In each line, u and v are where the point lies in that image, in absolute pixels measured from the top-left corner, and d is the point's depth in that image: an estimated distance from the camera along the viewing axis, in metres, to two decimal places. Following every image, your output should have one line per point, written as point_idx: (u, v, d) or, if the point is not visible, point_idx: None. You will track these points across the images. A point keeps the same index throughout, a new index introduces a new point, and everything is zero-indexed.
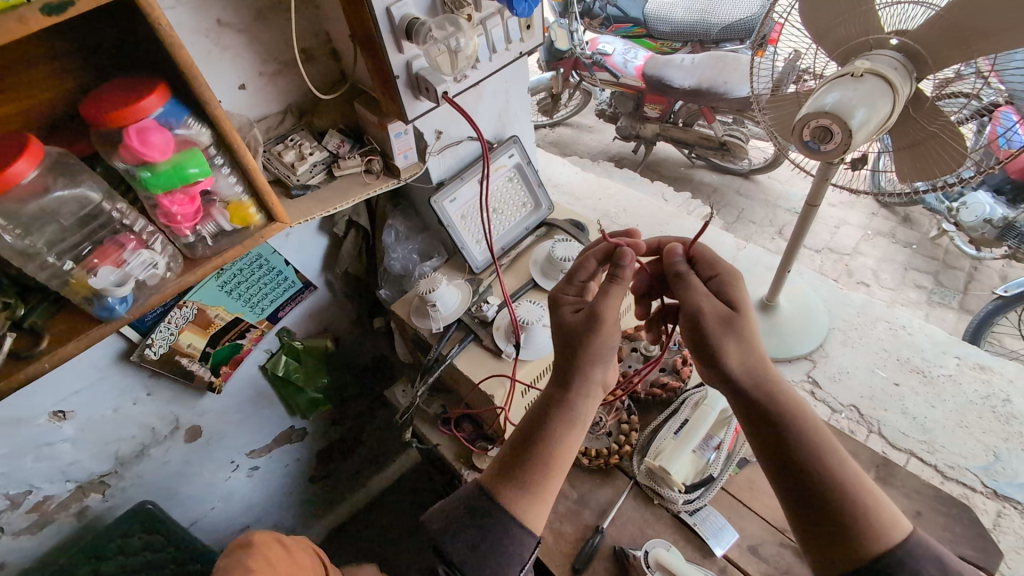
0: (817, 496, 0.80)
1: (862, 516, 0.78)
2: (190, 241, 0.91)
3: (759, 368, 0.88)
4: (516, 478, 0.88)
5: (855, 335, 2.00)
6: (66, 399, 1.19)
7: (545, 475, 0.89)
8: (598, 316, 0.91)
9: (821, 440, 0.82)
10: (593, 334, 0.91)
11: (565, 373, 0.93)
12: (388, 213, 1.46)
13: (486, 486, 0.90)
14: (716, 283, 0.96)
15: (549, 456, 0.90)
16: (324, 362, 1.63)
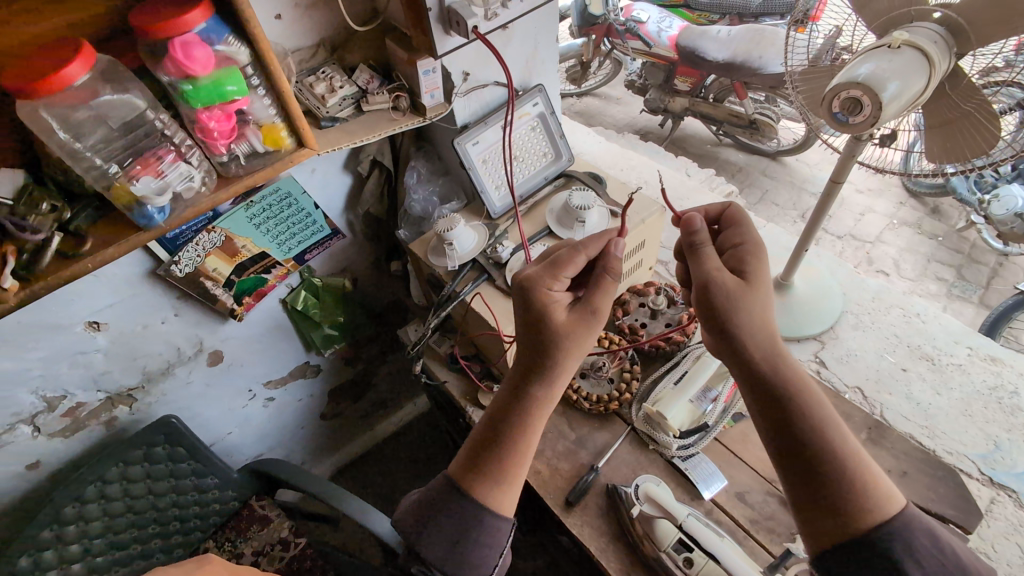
0: (806, 465, 0.81)
1: (864, 489, 0.79)
2: (225, 159, 0.99)
3: (772, 341, 0.87)
4: (488, 472, 0.93)
5: (867, 319, 1.99)
6: (100, 312, 1.25)
7: (517, 466, 0.94)
8: (591, 308, 0.95)
9: (825, 418, 0.82)
10: (583, 326, 0.94)
11: (539, 362, 0.94)
12: (411, 155, 1.50)
13: (462, 480, 0.95)
14: (738, 250, 0.94)
15: (523, 446, 0.95)
16: (341, 302, 1.68)
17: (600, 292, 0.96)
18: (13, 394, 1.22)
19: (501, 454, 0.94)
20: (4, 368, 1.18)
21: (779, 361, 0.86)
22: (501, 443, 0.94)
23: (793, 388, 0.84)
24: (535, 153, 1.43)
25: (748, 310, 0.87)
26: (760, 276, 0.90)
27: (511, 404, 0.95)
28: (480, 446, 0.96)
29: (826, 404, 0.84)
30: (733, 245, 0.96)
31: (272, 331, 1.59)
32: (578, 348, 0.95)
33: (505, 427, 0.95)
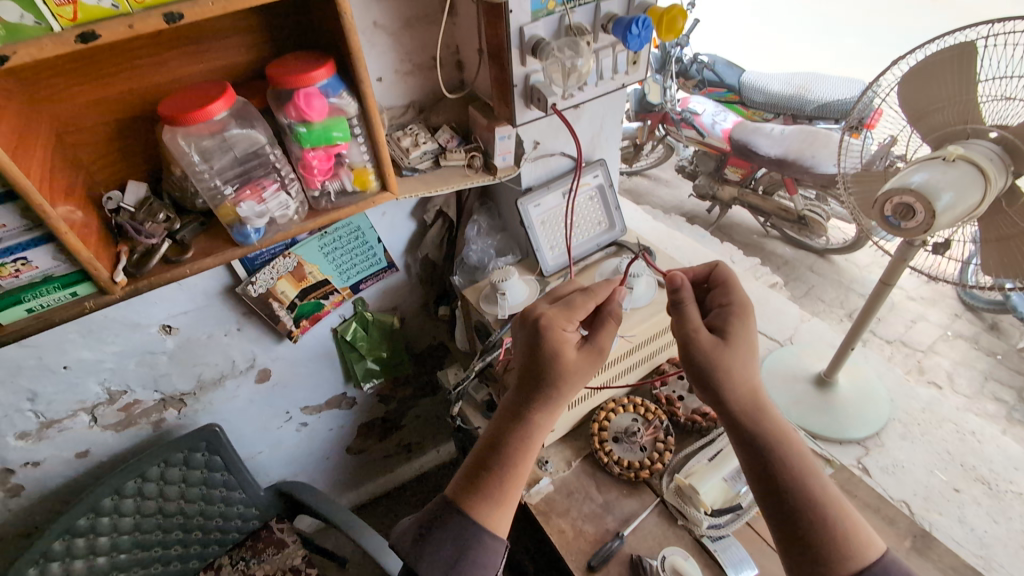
0: (787, 511, 0.87)
1: (842, 536, 0.85)
2: (317, 194, 1.12)
3: (755, 394, 0.94)
4: (490, 494, 0.96)
5: (916, 430, 1.91)
6: (175, 317, 1.36)
7: (513, 490, 0.97)
8: (596, 350, 1.00)
9: (802, 466, 0.90)
10: (591, 365, 0.99)
11: (541, 392, 0.98)
12: (474, 211, 1.62)
13: (463, 501, 0.96)
14: (724, 308, 1.00)
15: (520, 472, 0.98)
16: (387, 337, 1.76)
17: (605, 335, 1.01)
18: (83, 382, 1.32)
19: (500, 478, 0.97)
20: (82, 357, 1.28)
21: (761, 411, 0.93)
22: (500, 467, 0.97)
23: (775, 437, 0.92)
24: (590, 220, 1.52)
25: (735, 363, 0.94)
26: (746, 332, 0.97)
27: (512, 433, 0.98)
28: (480, 469, 0.98)
29: (804, 451, 0.92)
30: (720, 304, 1.02)
31: (320, 357, 1.67)
32: (579, 384, 1.00)
33: (505, 453, 0.98)
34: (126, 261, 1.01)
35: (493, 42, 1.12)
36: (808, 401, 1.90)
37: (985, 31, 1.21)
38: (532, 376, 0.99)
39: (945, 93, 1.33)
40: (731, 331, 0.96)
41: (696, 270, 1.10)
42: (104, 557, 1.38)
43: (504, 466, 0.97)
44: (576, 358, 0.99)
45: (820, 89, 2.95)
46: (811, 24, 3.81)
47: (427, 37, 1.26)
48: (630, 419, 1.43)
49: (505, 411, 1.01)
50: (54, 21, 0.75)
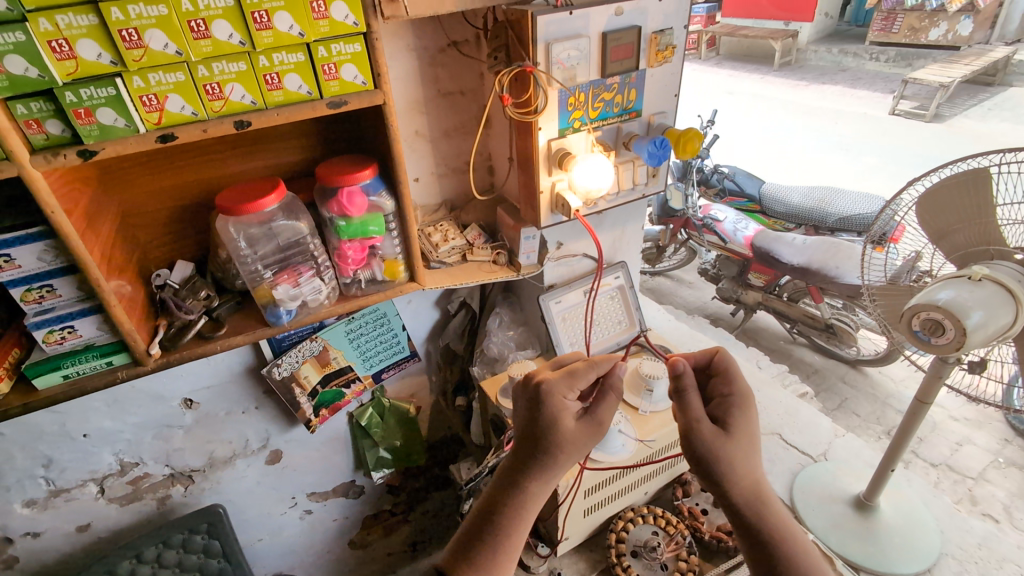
0: None
1: None
2: (348, 281, 1.18)
3: (758, 486, 0.88)
4: (477, 565, 0.87)
5: (973, 571, 1.72)
6: (198, 391, 1.39)
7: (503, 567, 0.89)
8: (596, 424, 0.95)
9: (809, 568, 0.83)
10: (590, 436, 0.94)
11: (538, 461, 0.92)
12: (496, 303, 1.67)
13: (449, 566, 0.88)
14: (727, 394, 0.93)
15: (511, 546, 0.90)
16: (402, 425, 1.74)
17: (606, 409, 0.96)
18: (99, 452, 1.33)
19: (489, 553, 0.88)
20: (103, 426, 1.31)
21: (764, 505, 0.87)
22: (490, 541, 0.89)
23: (778, 536, 0.85)
24: (610, 320, 1.54)
25: (739, 451, 0.88)
26: (749, 421, 0.91)
27: (504, 506, 0.91)
28: (468, 541, 0.90)
29: (810, 553, 0.85)
30: (719, 394, 0.95)
31: (333, 441, 1.66)
32: (578, 456, 0.94)
33: (495, 527, 0.90)
34: (162, 334, 1.06)
35: (522, 152, 1.23)
36: (848, 526, 1.77)
37: (996, 160, 1.26)
38: (527, 445, 0.94)
39: (964, 215, 1.36)
40: (733, 421, 0.90)
41: (695, 356, 1.02)
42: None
43: (494, 539, 0.89)
44: (575, 430, 0.94)
45: (840, 203, 3.04)
46: (829, 142, 4.01)
47: (463, 146, 1.39)
48: (650, 531, 1.34)
49: (499, 480, 0.94)
50: (141, 125, 0.87)
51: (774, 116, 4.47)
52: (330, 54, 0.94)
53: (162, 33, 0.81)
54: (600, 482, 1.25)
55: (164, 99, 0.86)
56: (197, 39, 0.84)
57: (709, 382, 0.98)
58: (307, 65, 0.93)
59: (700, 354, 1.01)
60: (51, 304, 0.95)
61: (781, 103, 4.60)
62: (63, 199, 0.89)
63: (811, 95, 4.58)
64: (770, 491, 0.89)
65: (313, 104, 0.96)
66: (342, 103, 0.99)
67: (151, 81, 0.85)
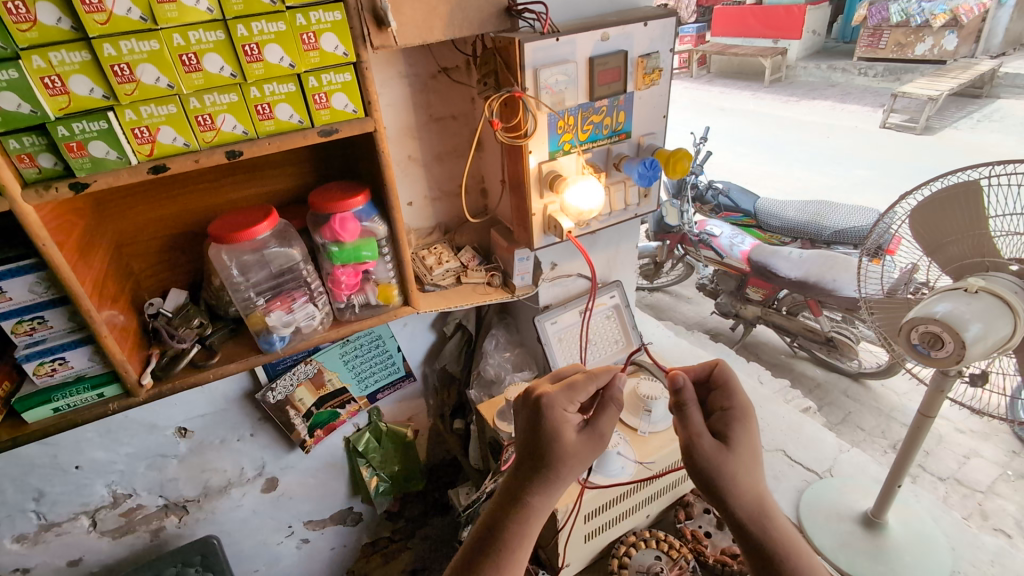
0: None
1: None
2: (342, 305, 1.18)
3: (762, 501, 0.86)
4: None
5: None
6: (192, 420, 1.37)
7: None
8: (597, 435, 0.93)
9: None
10: (592, 446, 0.92)
11: (540, 474, 0.90)
12: (493, 324, 1.66)
13: None
14: (728, 407, 0.92)
15: (514, 565, 0.88)
16: (399, 450, 1.72)
17: (608, 419, 0.94)
18: (91, 483, 1.31)
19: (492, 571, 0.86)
20: (95, 457, 1.29)
21: (769, 519, 0.86)
22: (493, 560, 0.87)
23: (783, 551, 0.83)
24: (607, 339, 1.55)
25: (742, 464, 0.86)
26: (751, 433, 0.89)
27: (505, 522, 0.90)
28: (470, 560, 0.88)
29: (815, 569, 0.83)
30: (719, 408, 0.93)
31: (330, 468, 1.64)
32: (579, 468, 0.92)
33: (497, 543, 0.89)
34: (154, 363, 1.05)
35: (514, 175, 1.24)
36: (858, 544, 1.74)
37: (987, 172, 1.27)
38: (529, 459, 0.92)
39: (958, 227, 1.36)
40: (735, 435, 0.88)
41: (695, 369, 1.01)
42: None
43: (496, 557, 0.87)
44: (575, 443, 0.92)
45: (835, 216, 3.06)
46: (821, 156, 4.05)
47: (456, 170, 1.41)
48: (653, 556, 1.29)
49: (501, 496, 0.93)
50: (133, 156, 0.87)
51: (766, 132, 4.52)
52: (320, 84, 0.95)
53: (154, 67, 0.83)
54: (600, 506, 1.23)
55: (156, 131, 0.87)
56: (189, 73, 0.85)
57: (709, 394, 0.97)
58: (298, 95, 0.94)
59: (698, 368, 1.00)
60: (41, 335, 0.94)
61: (773, 118, 4.65)
62: (55, 230, 0.89)
63: (802, 110, 4.64)
64: (774, 503, 0.88)
65: (305, 133, 0.97)
66: (332, 131, 1.00)
67: (143, 114, 0.85)
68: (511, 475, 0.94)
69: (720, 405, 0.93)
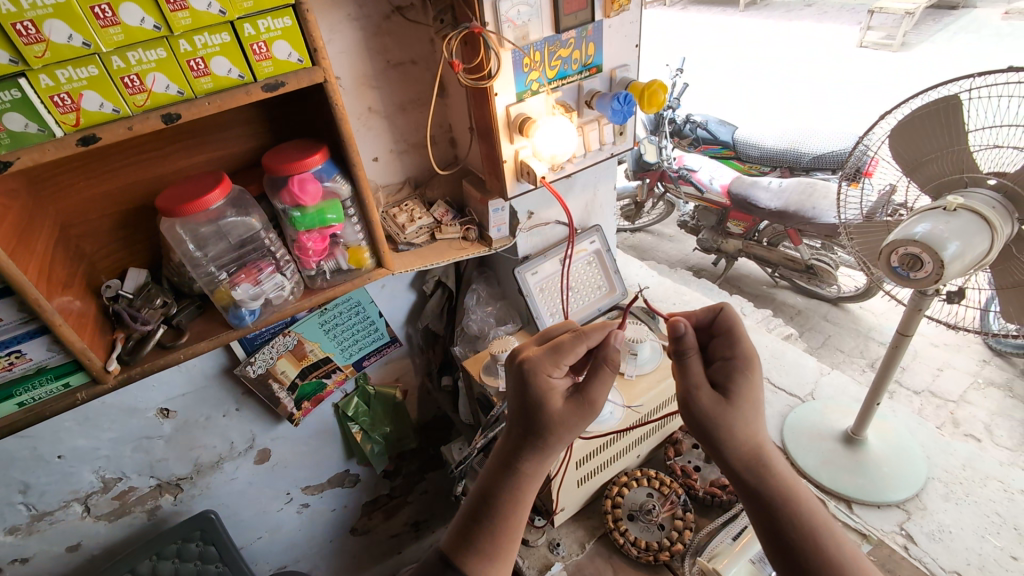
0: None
1: None
2: (312, 273, 1.13)
3: (760, 449, 0.86)
4: (476, 547, 0.87)
5: (958, 491, 1.77)
6: (173, 400, 1.34)
7: (506, 552, 0.88)
8: (585, 403, 0.91)
9: (815, 530, 0.82)
10: (580, 413, 0.91)
11: (530, 442, 0.91)
12: (473, 279, 1.62)
13: (450, 552, 0.88)
14: (729, 357, 0.92)
15: (511, 531, 0.89)
16: (389, 412, 1.72)
17: (599, 387, 0.92)
18: (78, 471, 1.29)
19: (488, 538, 0.87)
20: (77, 446, 1.26)
21: (768, 467, 0.86)
22: (489, 526, 0.88)
23: (782, 498, 0.84)
24: (589, 285, 1.52)
25: (739, 415, 0.86)
26: (754, 381, 0.89)
27: (499, 489, 0.90)
28: (467, 527, 0.89)
29: (816, 515, 0.83)
30: (721, 356, 0.93)
31: (321, 434, 1.63)
32: (570, 434, 0.92)
33: (494, 510, 0.90)
34: (120, 348, 1.00)
35: (482, 121, 1.16)
36: (838, 461, 1.80)
37: (967, 85, 1.23)
38: (519, 427, 0.92)
39: (937, 144, 1.33)
40: (738, 389, 0.88)
41: (698, 315, 0.99)
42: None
43: (491, 524, 0.88)
44: (562, 411, 0.90)
45: (813, 142, 3.01)
46: (799, 80, 3.94)
47: (420, 119, 1.32)
48: (645, 493, 1.35)
49: (495, 464, 0.93)
50: (57, 128, 0.79)
51: (742, 57, 4.37)
52: (258, 32, 0.86)
53: (63, 23, 0.73)
54: (591, 452, 1.25)
55: (79, 97, 0.78)
56: (105, 27, 0.76)
57: (712, 344, 0.96)
58: (234, 46, 0.85)
59: (703, 314, 0.99)
60: None
61: (749, 43, 4.50)
62: None
63: (778, 32, 4.48)
64: (775, 451, 0.88)
65: (247, 88, 0.89)
66: (279, 85, 0.91)
67: (60, 78, 0.76)
68: (503, 444, 0.94)
69: (721, 353, 0.93)
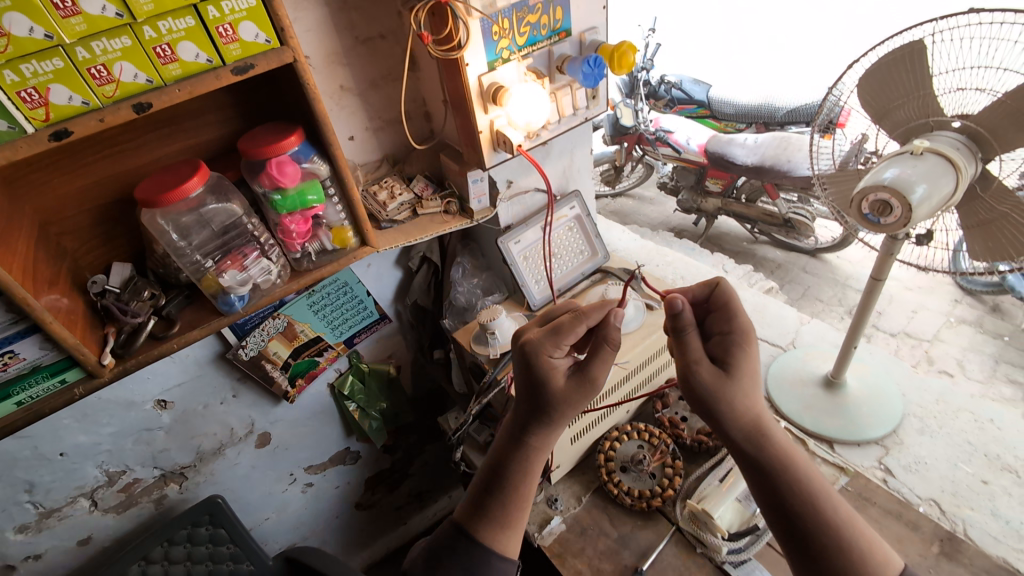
0: (803, 537, 0.86)
1: (859, 556, 0.84)
2: (298, 256, 1.14)
3: (761, 420, 0.91)
4: (490, 517, 0.96)
5: (933, 424, 1.88)
6: (170, 391, 1.36)
7: (518, 517, 0.97)
8: (586, 381, 0.93)
9: (817, 494, 0.87)
10: (580, 389, 0.93)
11: (537, 420, 0.95)
12: (457, 252, 1.64)
13: (465, 523, 0.97)
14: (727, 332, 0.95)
15: (521, 499, 0.97)
16: (384, 388, 1.75)
17: (600, 365, 0.93)
18: (81, 467, 1.31)
19: (501, 510, 0.96)
20: (79, 442, 1.28)
21: (770, 439, 0.91)
22: (500, 498, 0.96)
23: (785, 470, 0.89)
24: (572, 250, 1.54)
25: (740, 393, 0.90)
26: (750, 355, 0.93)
27: (510, 464, 0.96)
28: (483, 501, 0.97)
29: (816, 481, 0.88)
30: (719, 331, 0.97)
31: (320, 414, 1.66)
32: (574, 411, 0.95)
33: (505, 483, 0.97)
34: (113, 342, 1.01)
35: (455, 93, 1.17)
36: (820, 405, 1.88)
37: (932, 29, 1.25)
38: (524, 404, 0.97)
39: (904, 90, 1.36)
40: (737, 368, 0.91)
41: (695, 290, 1.03)
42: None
43: (504, 496, 0.96)
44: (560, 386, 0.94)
45: (786, 95, 3.03)
46: (771, 34, 3.94)
47: (394, 95, 1.31)
48: (636, 446, 1.42)
49: (502, 441, 0.99)
50: (27, 125, 0.78)
51: (714, 13, 4.33)
52: (222, 14, 0.84)
53: (23, 15, 0.72)
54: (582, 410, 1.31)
55: (46, 91, 0.77)
56: (66, 18, 0.74)
57: (710, 319, 1.00)
58: (199, 30, 0.84)
59: (704, 288, 1.02)
60: None
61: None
62: None
63: None
64: (774, 422, 0.93)
65: (217, 73, 0.88)
66: (248, 68, 0.90)
67: (25, 72, 0.75)
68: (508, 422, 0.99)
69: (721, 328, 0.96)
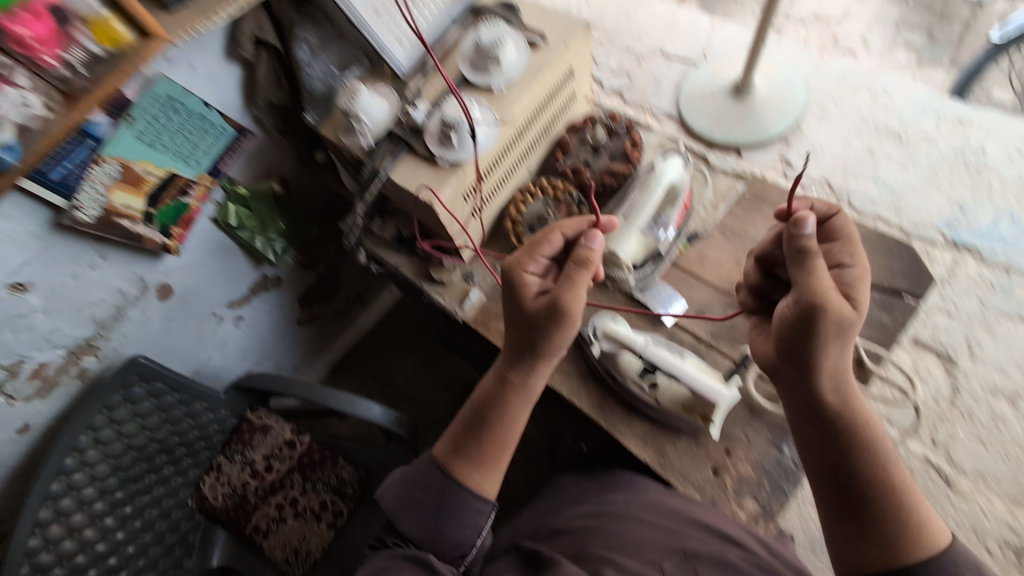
0: (858, 516, 0.73)
1: (909, 521, 0.71)
2: (66, 76, 0.77)
3: (847, 389, 0.75)
4: (466, 453, 0.84)
5: (831, 107, 1.78)
6: (20, 269, 1.07)
7: (495, 458, 0.85)
8: (558, 304, 0.80)
9: (848, 335, 0.72)
10: (556, 328, 0.81)
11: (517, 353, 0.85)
12: (295, 23, 1.18)
13: (441, 459, 0.85)
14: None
15: (499, 443, 0.85)
16: (275, 206, 1.47)
17: (569, 298, 0.80)
18: None
19: (463, 416, 0.88)
20: None
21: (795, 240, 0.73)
22: (480, 435, 0.85)
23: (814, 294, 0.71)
24: None
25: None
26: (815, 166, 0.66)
27: (492, 403, 0.86)
28: (461, 434, 0.86)
29: (842, 306, 0.71)
30: (835, 263, 0.78)
31: (221, 250, 1.43)
32: (557, 332, 0.82)
33: (487, 418, 0.85)
34: None
35: None
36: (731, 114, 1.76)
37: None
38: (513, 334, 0.86)
39: None
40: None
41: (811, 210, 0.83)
42: (92, 494, 0.99)
43: (466, 415, 0.87)
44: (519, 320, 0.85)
45: None
46: None
47: None
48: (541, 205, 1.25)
49: (483, 392, 0.87)
50: None
51: None
52: None
53: None
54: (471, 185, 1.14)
55: None
56: None
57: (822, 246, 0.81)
58: None
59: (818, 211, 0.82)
60: None
61: None
62: None
63: None
64: (850, 364, 0.77)
65: None
66: None
67: None
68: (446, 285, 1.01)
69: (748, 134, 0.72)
